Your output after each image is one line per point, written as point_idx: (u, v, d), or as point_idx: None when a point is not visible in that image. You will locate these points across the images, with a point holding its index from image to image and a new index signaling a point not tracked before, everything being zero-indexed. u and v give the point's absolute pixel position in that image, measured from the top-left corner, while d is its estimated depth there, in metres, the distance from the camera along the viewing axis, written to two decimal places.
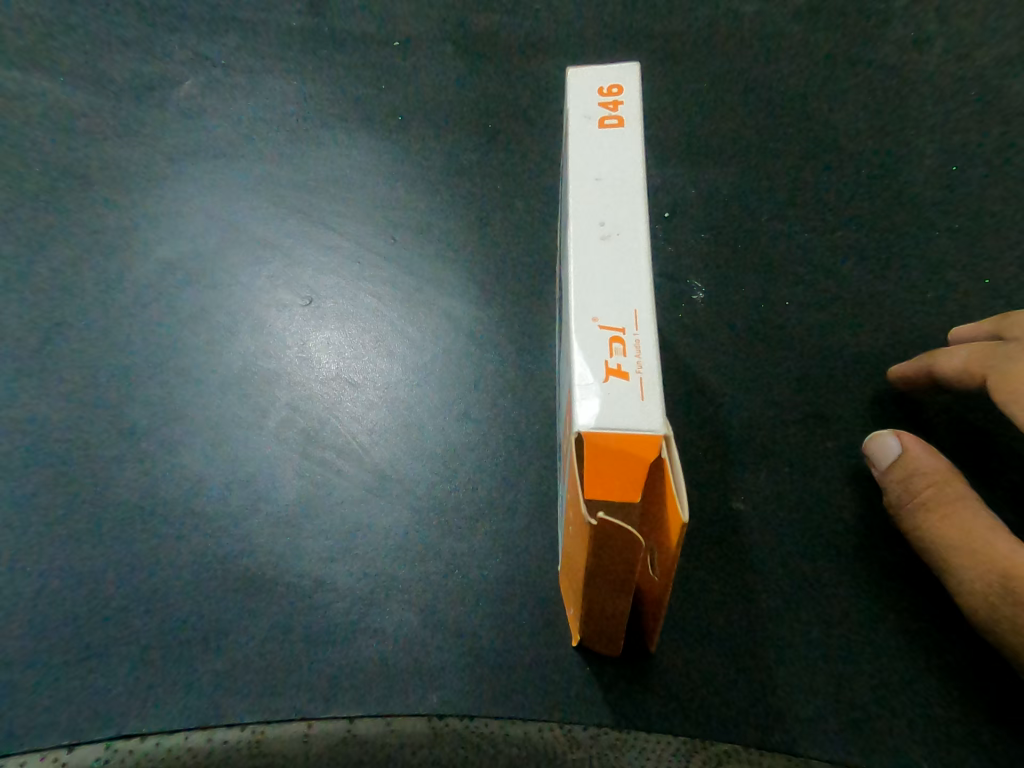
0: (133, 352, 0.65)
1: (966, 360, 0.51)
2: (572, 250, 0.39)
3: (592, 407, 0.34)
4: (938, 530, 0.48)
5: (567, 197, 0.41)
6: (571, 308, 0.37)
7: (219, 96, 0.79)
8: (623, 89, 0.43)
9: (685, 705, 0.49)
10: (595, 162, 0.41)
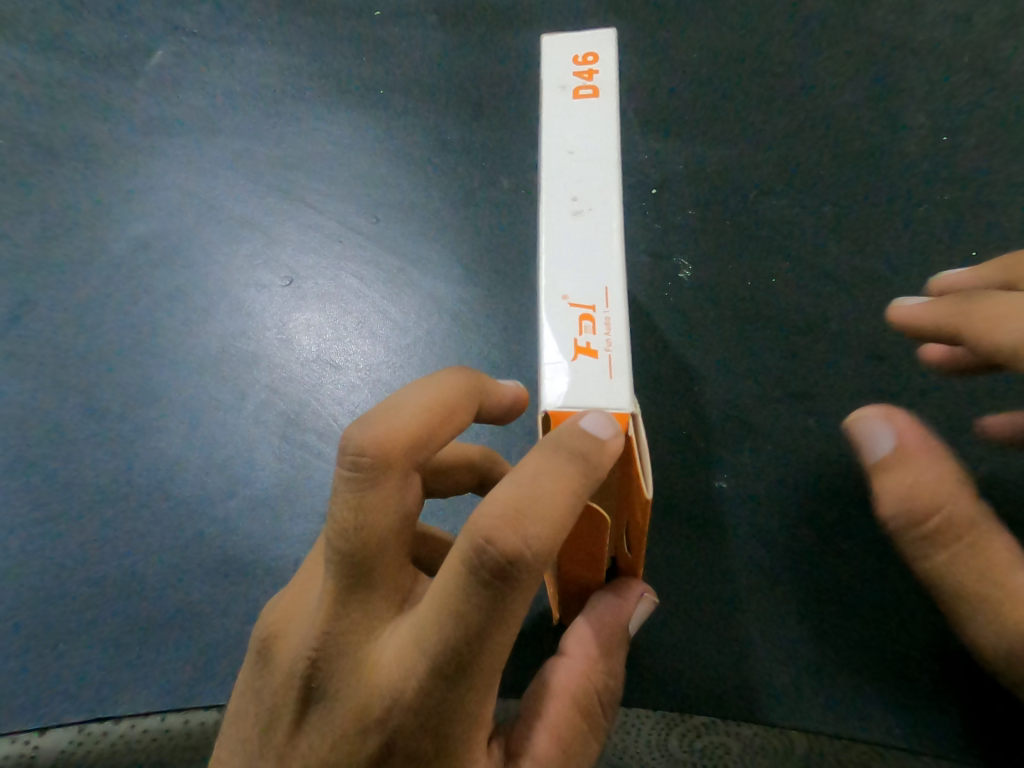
0: (105, 333, 0.64)
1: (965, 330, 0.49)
2: (543, 224, 0.38)
3: (558, 386, 0.34)
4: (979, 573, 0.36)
5: (539, 171, 0.39)
6: (540, 286, 0.37)
7: (192, 66, 0.76)
8: (598, 57, 0.41)
9: (665, 680, 0.49)
10: (567, 135, 0.40)
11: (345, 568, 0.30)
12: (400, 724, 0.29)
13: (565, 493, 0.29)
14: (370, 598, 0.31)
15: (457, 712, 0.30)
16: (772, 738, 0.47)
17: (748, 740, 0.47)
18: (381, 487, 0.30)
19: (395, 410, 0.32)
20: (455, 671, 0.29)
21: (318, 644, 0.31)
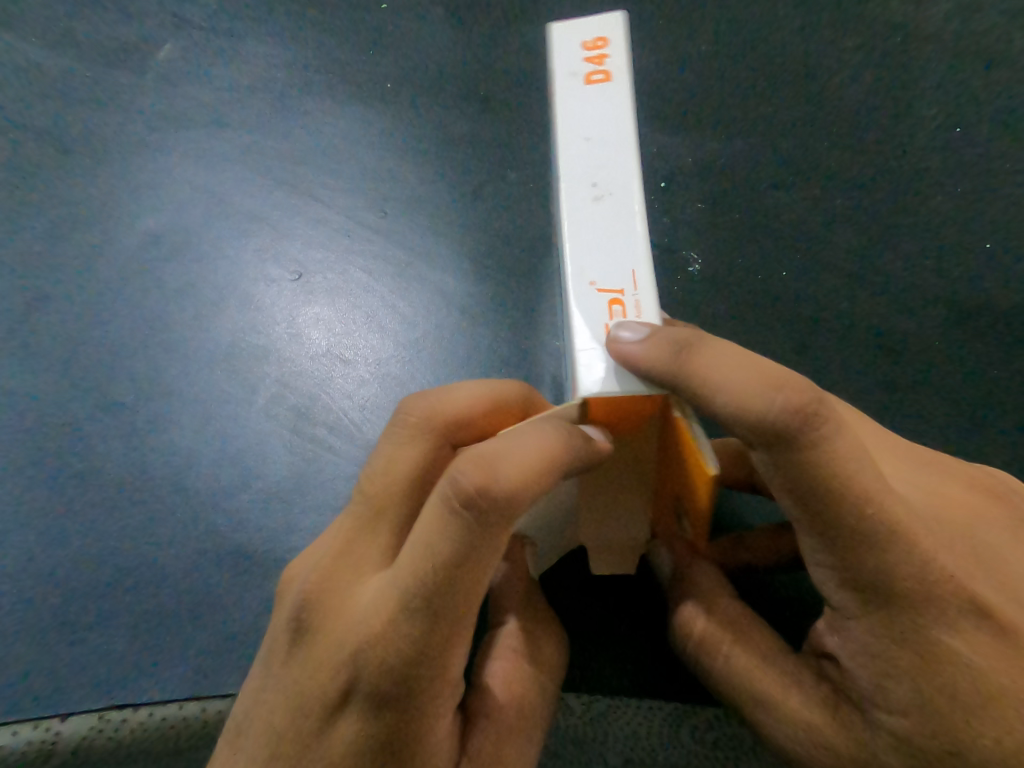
0: (117, 327, 0.64)
1: (732, 391, 0.32)
2: (564, 212, 0.38)
3: (594, 374, 0.34)
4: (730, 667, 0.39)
5: (556, 159, 0.39)
6: (567, 275, 0.37)
7: (201, 60, 0.76)
8: (608, 42, 0.41)
9: (680, 674, 0.48)
10: (582, 121, 0.39)
11: (364, 509, 0.36)
12: (368, 662, 0.32)
13: (541, 452, 0.31)
14: (373, 543, 0.35)
15: (418, 658, 0.31)
16: None
17: None
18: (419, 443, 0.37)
19: (450, 392, 0.38)
20: (418, 614, 0.31)
21: (315, 577, 0.35)
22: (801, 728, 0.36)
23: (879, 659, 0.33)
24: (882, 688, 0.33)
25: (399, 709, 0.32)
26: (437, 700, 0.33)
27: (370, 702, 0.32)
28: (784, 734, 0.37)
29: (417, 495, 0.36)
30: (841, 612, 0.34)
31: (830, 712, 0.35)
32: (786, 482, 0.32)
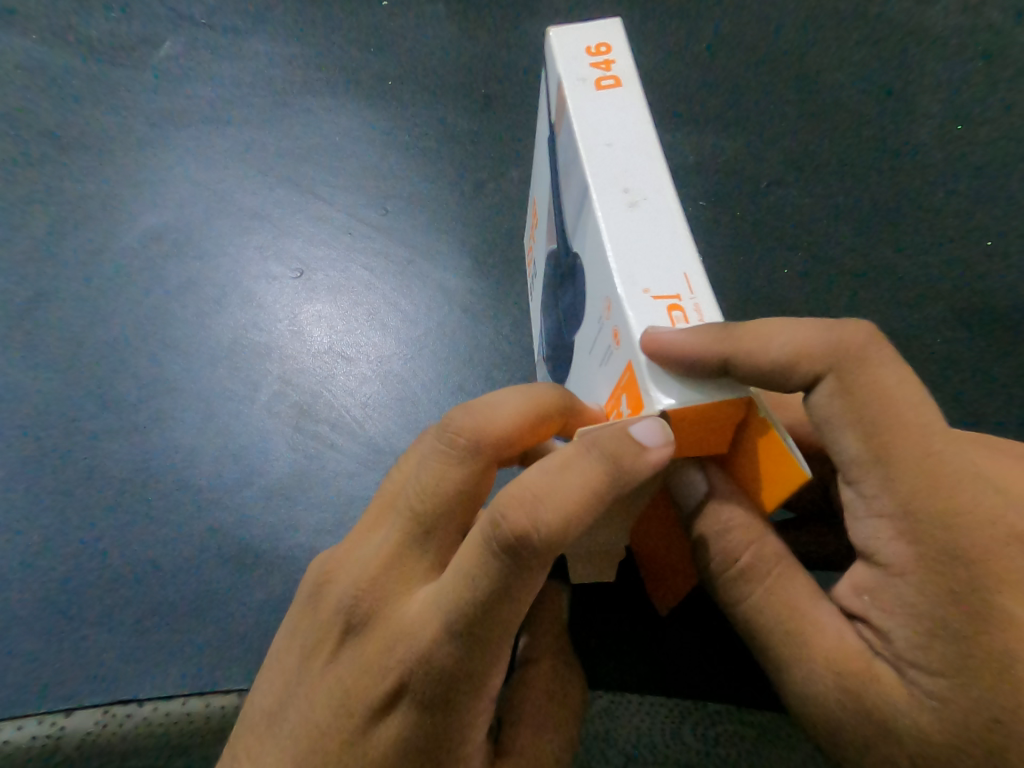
0: (120, 325, 0.64)
1: (792, 334, 0.32)
2: (600, 216, 0.36)
3: (669, 382, 0.32)
4: (770, 604, 0.34)
5: (584, 164, 0.38)
6: (618, 281, 0.35)
7: (200, 57, 0.76)
8: (611, 49, 0.42)
9: (681, 670, 0.49)
10: (600, 125, 0.39)
11: (411, 525, 0.35)
12: (413, 681, 0.32)
13: (589, 493, 0.31)
14: (418, 560, 0.35)
15: (462, 682, 0.32)
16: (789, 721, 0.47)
17: (764, 724, 0.47)
18: (466, 464, 0.35)
19: (496, 405, 0.36)
20: (463, 641, 0.31)
21: (361, 590, 0.34)
22: (831, 668, 0.32)
23: (923, 613, 0.30)
24: (926, 650, 0.30)
25: (439, 731, 0.32)
26: (476, 721, 0.33)
27: (412, 725, 0.32)
28: (806, 673, 0.33)
29: (461, 513, 0.35)
30: (883, 566, 0.32)
31: (864, 658, 0.32)
32: (848, 412, 0.32)
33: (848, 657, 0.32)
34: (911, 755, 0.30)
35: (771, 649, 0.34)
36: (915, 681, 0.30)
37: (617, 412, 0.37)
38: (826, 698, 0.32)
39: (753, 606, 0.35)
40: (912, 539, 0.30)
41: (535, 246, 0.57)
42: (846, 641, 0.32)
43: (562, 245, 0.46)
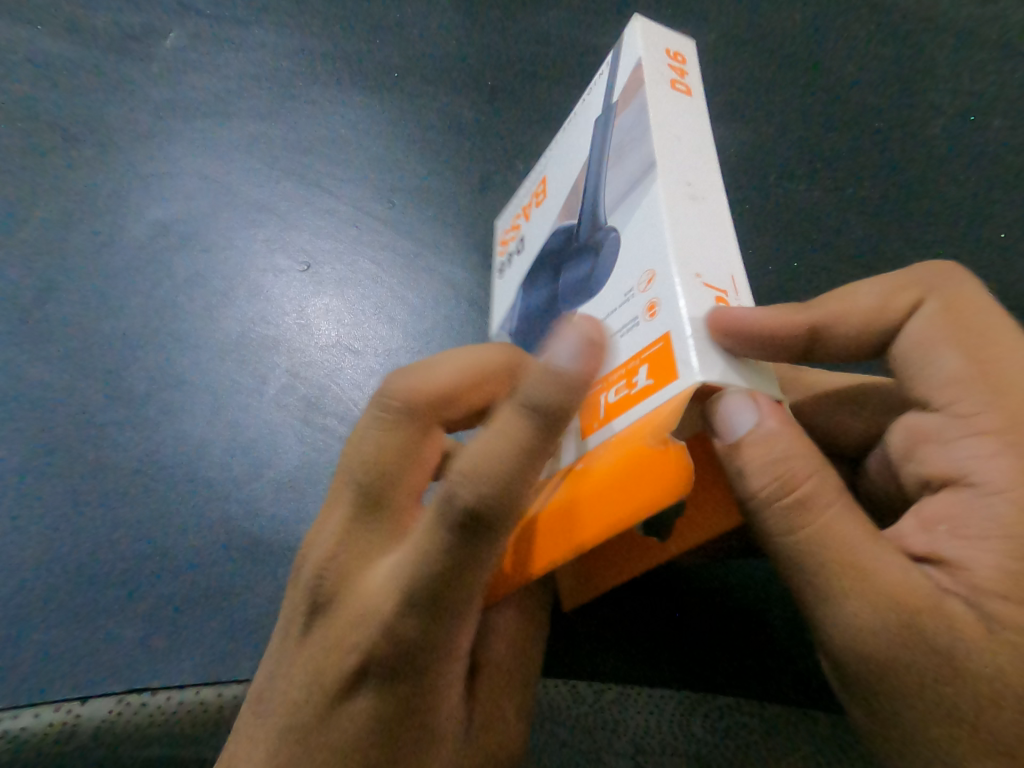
0: (128, 317, 0.64)
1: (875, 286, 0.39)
2: (662, 200, 0.36)
3: (716, 355, 0.32)
4: (830, 532, 0.32)
5: (654, 149, 0.38)
6: (673, 260, 0.34)
7: (206, 49, 0.75)
8: (686, 62, 0.43)
9: (689, 662, 0.49)
10: (670, 122, 0.40)
11: (362, 497, 0.36)
12: (375, 646, 0.32)
13: (519, 444, 0.31)
14: (374, 532, 0.36)
15: (422, 641, 0.32)
16: (796, 715, 0.47)
17: (772, 718, 0.47)
18: (406, 428, 0.37)
19: (426, 373, 0.39)
20: (416, 598, 0.32)
21: (322, 568, 0.35)
22: (894, 606, 0.31)
23: (1015, 538, 0.32)
24: (1001, 574, 0.32)
25: (408, 689, 0.33)
26: (443, 671, 0.34)
27: (376, 695, 0.33)
28: (868, 607, 0.31)
29: (406, 474, 0.37)
30: (977, 487, 0.34)
31: (930, 595, 0.32)
32: (948, 332, 0.36)
33: (914, 594, 0.31)
34: (978, 694, 0.30)
35: (816, 577, 0.33)
36: (989, 615, 0.31)
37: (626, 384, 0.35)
38: (882, 631, 0.31)
39: (808, 537, 0.33)
40: (1019, 456, 0.33)
41: (531, 219, 0.56)
42: (911, 578, 0.32)
43: (585, 221, 0.45)
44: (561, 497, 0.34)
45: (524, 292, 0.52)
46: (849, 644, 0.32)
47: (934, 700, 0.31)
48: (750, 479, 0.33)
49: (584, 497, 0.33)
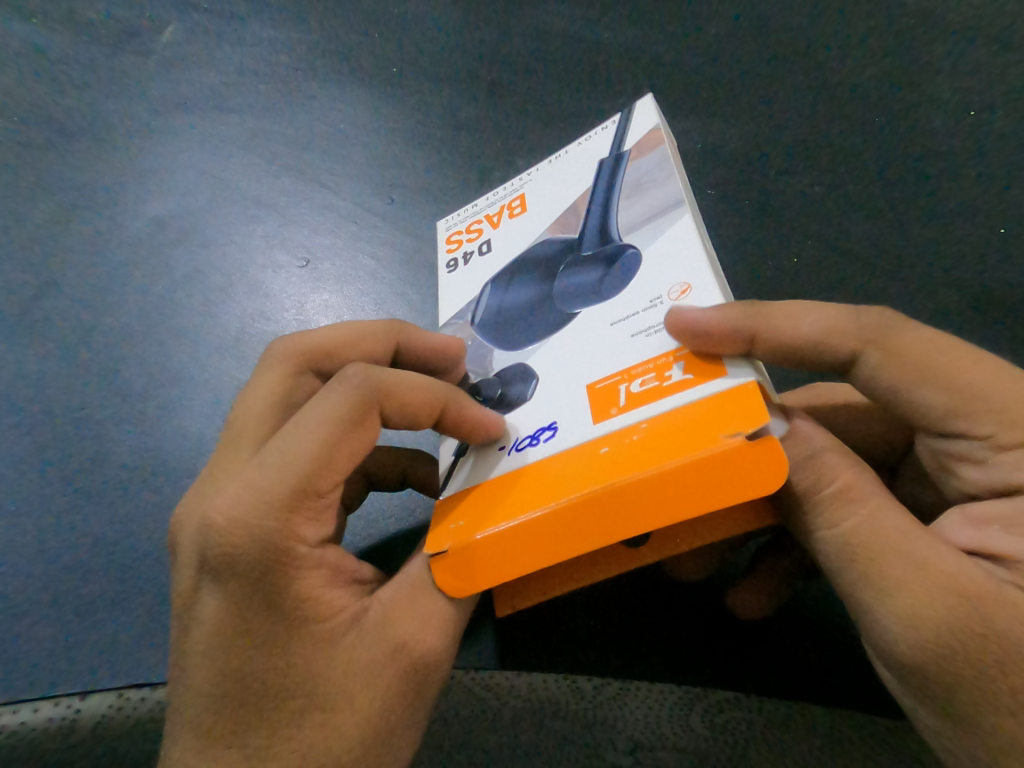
0: (126, 312, 0.64)
1: (821, 315, 0.39)
2: (695, 230, 0.40)
3: (746, 362, 0.35)
4: (875, 525, 0.35)
5: (680, 189, 0.42)
6: (710, 276, 0.38)
7: (204, 43, 0.75)
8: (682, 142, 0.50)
9: (690, 657, 0.49)
10: (685, 178, 0.44)
11: (228, 435, 0.42)
12: (214, 541, 0.36)
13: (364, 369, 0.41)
14: (224, 462, 0.40)
15: (264, 539, 0.35)
16: (795, 712, 0.46)
17: (770, 713, 0.47)
18: (262, 368, 0.44)
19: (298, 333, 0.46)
20: (256, 501, 0.36)
21: (186, 505, 0.40)
22: (950, 595, 0.32)
23: None
24: None
25: (260, 583, 0.35)
26: (299, 565, 0.36)
27: (222, 603, 0.35)
28: (927, 598, 0.32)
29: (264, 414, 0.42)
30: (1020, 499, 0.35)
31: (986, 583, 0.32)
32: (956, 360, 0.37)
33: (971, 583, 0.32)
34: None
35: (871, 569, 0.34)
36: None
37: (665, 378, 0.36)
38: (944, 621, 0.32)
39: (856, 528, 0.35)
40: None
41: (500, 227, 0.51)
42: (968, 568, 0.33)
43: (591, 236, 0.45)
44: (611, 482, 0.32)
45: (493, 292, 0.48)
46: (906, 636, 0.33)
47: (1002, 693, 0.31)
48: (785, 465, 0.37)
49: (653, 485, 0.32)
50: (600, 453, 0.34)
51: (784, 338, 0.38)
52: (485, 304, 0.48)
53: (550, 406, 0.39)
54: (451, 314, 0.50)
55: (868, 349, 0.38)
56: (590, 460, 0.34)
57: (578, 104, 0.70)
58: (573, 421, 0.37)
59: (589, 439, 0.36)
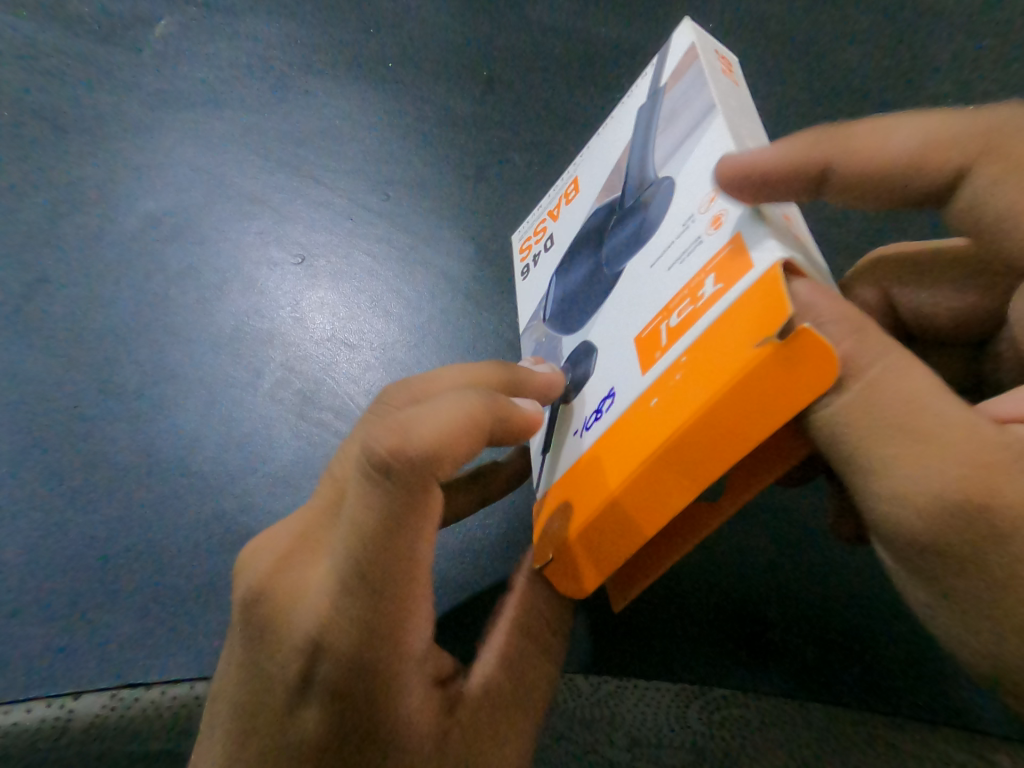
0: (120, 311, 0.63)
1: (921, 126, 0.34)
2: (729, 142, 0.34)
3: (782, 240, 0.31)
4: (873, 398, 0.29)
5: (715, 97, 0.36)
6: (745, 173, 0.32)
7: (197, 38, 0.74)
8: (734, 63, 0.42)
9: (686, 656, 0.50)
10: (726, 95, 0.38)
11: (326, 503, 0.35)
12: (321, 667, 0.31)
13: (470, 420, 0.34)
14: (310, 545, 0.34)
15: (358, 662, 0.30)
16: (792, 707, 0.47)
17: (768, 708, 0.47)
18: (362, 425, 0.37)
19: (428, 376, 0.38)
20: (345, 609, 0.31)
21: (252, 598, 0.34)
22: (966, 464, 0.27)
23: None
24: None
25: (364, 708, 0.31)
26: (397, 690, 0.31)
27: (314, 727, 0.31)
28: (932, 470, 0.28)
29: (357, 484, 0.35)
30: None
31: (998, 446, 0.27)
32: None
33: (983, 447, 0.27)
34: None
35: (870, 449, 0.29)
36: None
37: (694, 298, 0.32)
38: (945, 494, 0.27)
39: (847, 408, 0.29)
40: None
41: (561, 217, 0.52)
42: (981, 431, 0.28)
43: (631, 187, 0.42)
44: (666, 438, 0.30)
45: (559, 280, 0.48)
46: (905, 513, 0.28)
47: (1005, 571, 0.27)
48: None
49: (708, 421, 0.29)
50: (651, 406, 0.32)
51: (868, 164, 0.35)
52: (554, 295, 0.48)
53: (606, 375, 0.38)
54: (530, 317, 0.51)
55: (982, 160, 0.33)
56: (641, 418, 0.32)
57: (574, 100, 0.69)
58: (627, 380, 0.35)
59: (640, 396, 0.33)
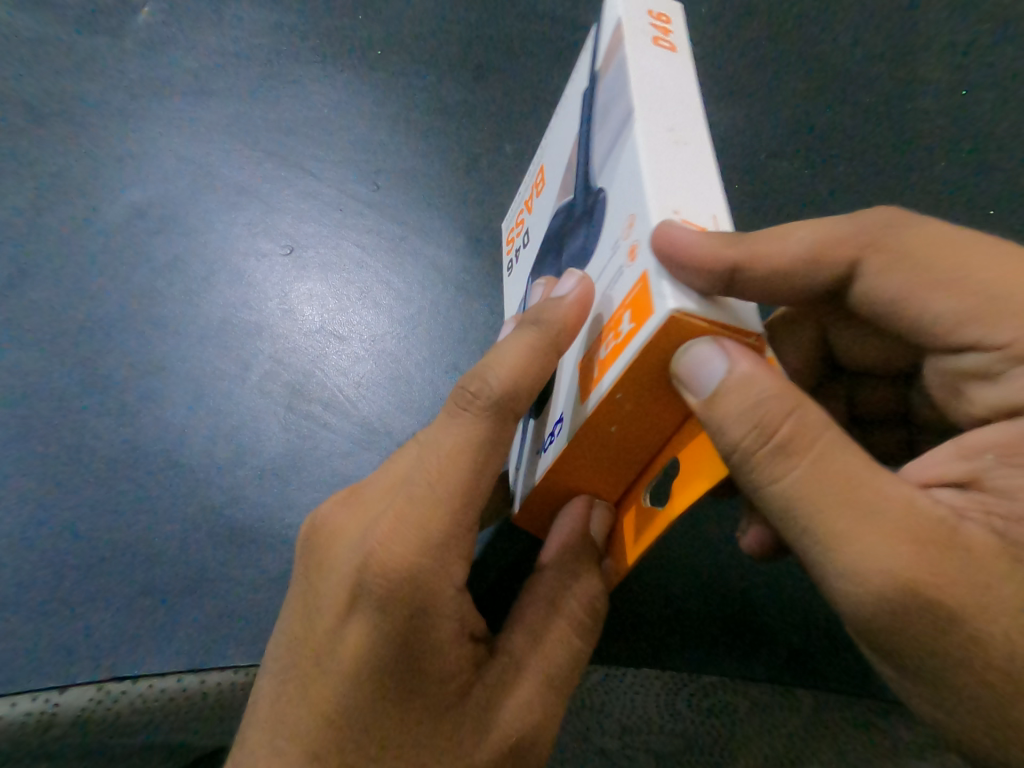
0: (103, 302, 0.62)
1: (809, 229, 0.36)
2: (642, 150, 0.33)
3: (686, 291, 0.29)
4: (814, 479, 0.29)
5: (632, 96, 0.35)
6: (650, 197, 0.31)
7: (182, 25, 0.73)
8: (672, 21, 0.39)
9: (681, 638, 0.49)
10: (654, 82, 0.36)
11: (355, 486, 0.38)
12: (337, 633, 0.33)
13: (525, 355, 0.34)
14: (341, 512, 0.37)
15: (378, 623, 0.33)
16: (779, 695, 0.48)
17: (757, 698, 0.48)
18: None
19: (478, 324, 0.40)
20: (373, 571, 0.33)
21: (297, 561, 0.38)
22: (921, 540, 0.28)
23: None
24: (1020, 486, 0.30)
25: (385, 669, 0.33)
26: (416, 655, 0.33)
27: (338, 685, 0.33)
28: (898, 549, 0.28)
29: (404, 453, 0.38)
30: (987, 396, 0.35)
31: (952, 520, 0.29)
32: (912, 282, 0.34)
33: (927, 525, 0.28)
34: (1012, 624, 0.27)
35: (811, 528, 0.29)
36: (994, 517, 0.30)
37: (613, 335, 0.32)
38: (910, 570, 0.27)
39: (793, 482, 0.29)
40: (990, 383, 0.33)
41: (534, 208, 0.51)
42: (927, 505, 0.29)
43: (580, 187, 0.41)
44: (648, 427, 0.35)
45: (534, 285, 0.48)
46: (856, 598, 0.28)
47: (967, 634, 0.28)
48: (728, 431, 0.30)
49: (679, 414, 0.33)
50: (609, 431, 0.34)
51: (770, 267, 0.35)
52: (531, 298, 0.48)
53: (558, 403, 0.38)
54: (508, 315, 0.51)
55: (866, 255, 0.35)
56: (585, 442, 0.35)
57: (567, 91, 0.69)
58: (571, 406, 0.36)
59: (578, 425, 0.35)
